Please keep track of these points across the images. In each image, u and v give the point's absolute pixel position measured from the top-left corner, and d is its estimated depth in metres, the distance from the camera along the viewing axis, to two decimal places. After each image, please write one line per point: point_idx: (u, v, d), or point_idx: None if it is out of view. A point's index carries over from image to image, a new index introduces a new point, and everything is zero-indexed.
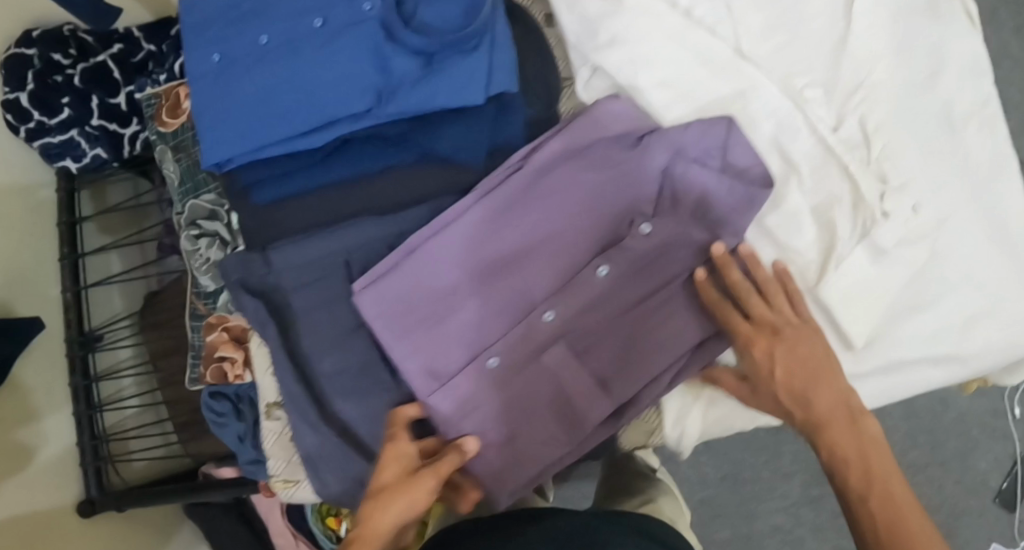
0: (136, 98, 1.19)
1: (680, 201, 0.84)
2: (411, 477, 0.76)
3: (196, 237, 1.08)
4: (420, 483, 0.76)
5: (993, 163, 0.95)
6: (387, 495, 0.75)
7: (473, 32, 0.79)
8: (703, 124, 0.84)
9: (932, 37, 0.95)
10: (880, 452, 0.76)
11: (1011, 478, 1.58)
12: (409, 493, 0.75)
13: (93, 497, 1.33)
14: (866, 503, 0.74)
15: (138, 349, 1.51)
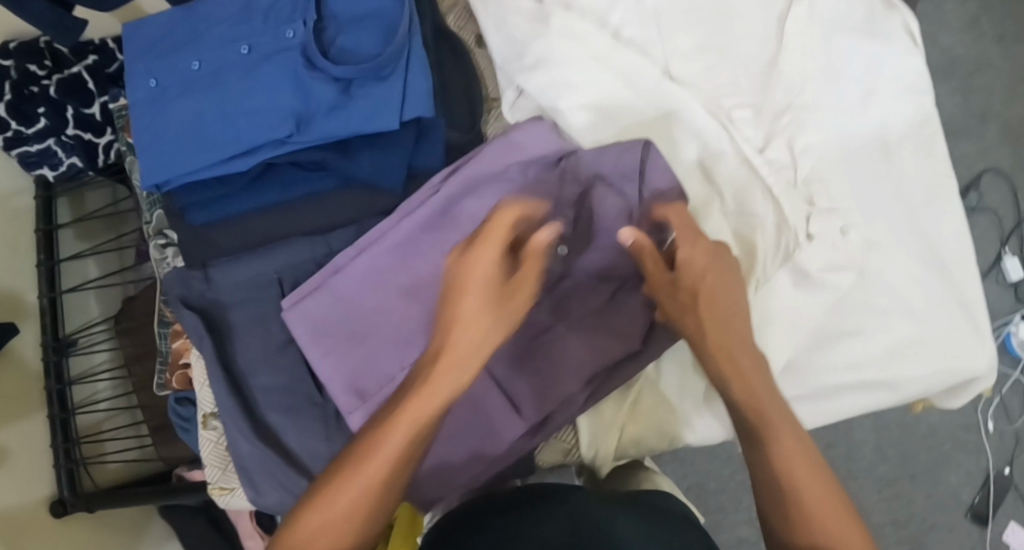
0: (110, 109, 1.13)
1: (596, 226, 0.85)
2: (496, 280, 0.71)
3: (163, 245, 1.07)
4: (514, 309, 0.72)
5: (931, 186, 0.94)
6: (467, 320, 0.70)
7: (390, 56, 0.84)
8: (621, 148, 0.84)
9: (872, 56, 0.93)
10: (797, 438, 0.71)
11: (984, 491, 1.48)
12: (502, 314, 0.71)
13: (65, 497, 1.20)
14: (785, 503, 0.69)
15: (115, 353, 1.35)
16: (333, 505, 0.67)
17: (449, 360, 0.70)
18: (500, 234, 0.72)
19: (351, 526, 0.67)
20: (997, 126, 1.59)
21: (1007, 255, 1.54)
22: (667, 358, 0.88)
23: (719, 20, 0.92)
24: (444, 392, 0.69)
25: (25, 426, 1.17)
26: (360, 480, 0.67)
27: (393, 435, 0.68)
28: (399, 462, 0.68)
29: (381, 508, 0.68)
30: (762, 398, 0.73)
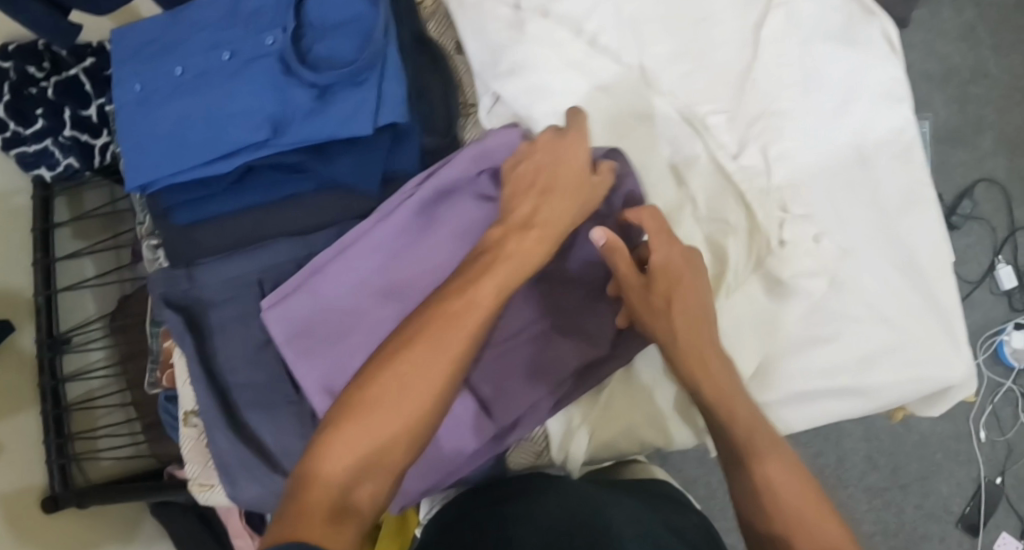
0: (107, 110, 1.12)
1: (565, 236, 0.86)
2: (581, 175, 0.78)
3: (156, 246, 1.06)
4: (591, 196, 0.79)
5: (908, 193, 0.92)
6: (557, 204, 0.77)
7: (365, 62, 0.86)
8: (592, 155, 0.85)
9: (848, 65, 0.93)
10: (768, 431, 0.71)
11: (975, 502, 1.43)
12: (580, 196, 0.78)
13: (57, 493, 1.14)
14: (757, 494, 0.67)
15: (112, 350, 1.27)
16: (406, 372, 0.66)
17: (538, 232, 0.75)
18: (580, 133, 0.79)
19: (422, 399, 0.65)
20: (992, 136, 1.54)
21: (1000, 265, 1.49)
22: (640, 363, 0.89)
23: (695, 27, 0.94)
24: (518, 263, 0.73)
25: (23, 420, 1.14)
26: (421, 355, 0.66)
27: (479, 288, 0.70)
28: (480, 325, 0.68)
29: (449, 382, 0.67)
30: (727, 398, 0.73)
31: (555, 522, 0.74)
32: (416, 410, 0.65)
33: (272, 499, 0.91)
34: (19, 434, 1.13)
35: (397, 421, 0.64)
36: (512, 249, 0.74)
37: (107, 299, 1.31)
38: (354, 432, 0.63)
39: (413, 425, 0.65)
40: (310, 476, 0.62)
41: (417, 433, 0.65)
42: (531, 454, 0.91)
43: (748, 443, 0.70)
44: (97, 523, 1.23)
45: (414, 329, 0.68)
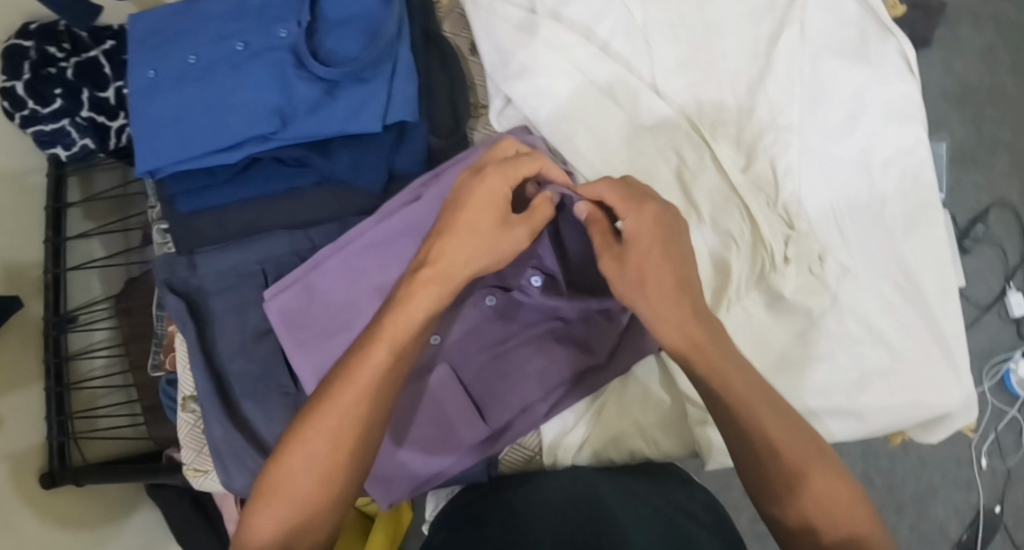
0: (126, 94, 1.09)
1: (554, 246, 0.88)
2: (495, 212, 0.77)
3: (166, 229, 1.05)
4: (509, 236, 0.78)
5: (914, 215, 0.90)
6: (458, 244, 0.77)
7: (372, 61, 0.88)
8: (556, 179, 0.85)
9: (859, 81, 0.92)
10: (792, 432, 0.74)
11: (973, 529, 1.39)
12: (494, 240, 0.77)
13: (55, 469, 1.11)
14: (787, 502, 0.72)
15: (118, 332, 1.25)
16: (310, 443, 0.73)
17: (431, 273, 0.77)
18: (516, 172, 0.78)
19: (327, 463, 0.72)
20: (1006, 158, 1.52)
21: (1011, 291, 1.46)
22: (633, 375, 0.91)
23: (706, 36, 0.94)
24: (424, 305, 0.76)
25: (22, 398, 1.09)
26: (325, 422, 0.73)
27: (377, 349, 0.75)
28: (374, 385, 0.74)
29: (349, 440, 0.73)
30: (752, 421, 0.73)
31: (566, 498, 0.78)
32: (323, 473, 0.72)
33: None
34: (22, 410, 1.09)
35: (304, 486, 0.72)
36: (414, 305, 0.76)
37: (112, 281, 1.27)
38: (271, 503, 0.72)
39: (326, 483, 0.72)
40: (245, 536, 0.72)
41: (328, 491, 0.72)
42: (521, 458, 0.91)
43: (777, 461, 0.73)
44: (92, 501, 1.18)
45: (321, 397, 0.74)
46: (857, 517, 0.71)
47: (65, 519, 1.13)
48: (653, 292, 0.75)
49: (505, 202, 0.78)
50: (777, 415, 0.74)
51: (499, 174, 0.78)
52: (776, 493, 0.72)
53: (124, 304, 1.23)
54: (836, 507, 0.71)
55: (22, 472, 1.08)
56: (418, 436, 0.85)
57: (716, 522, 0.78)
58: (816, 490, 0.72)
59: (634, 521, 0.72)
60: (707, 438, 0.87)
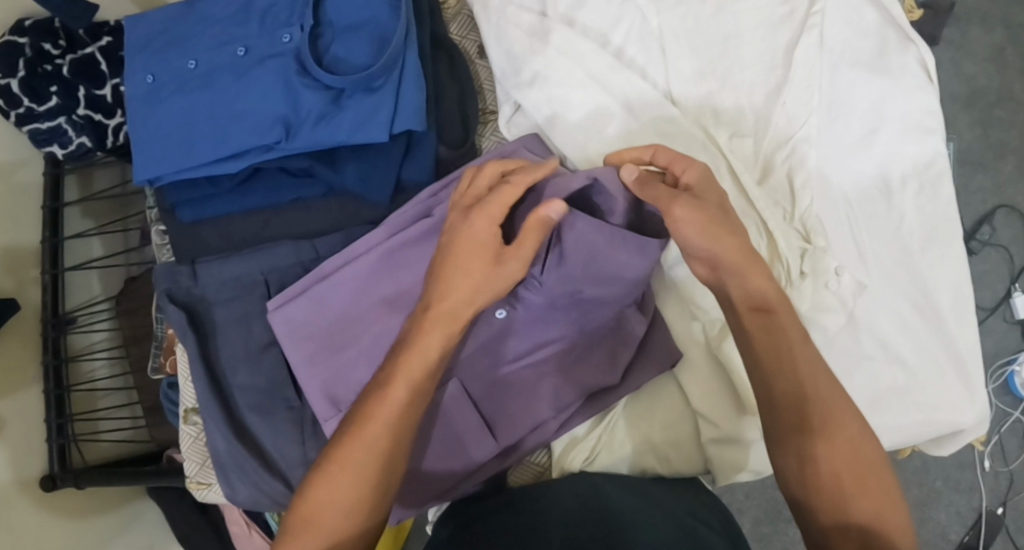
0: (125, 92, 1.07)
1: None
2: (479, 245, 0.75)
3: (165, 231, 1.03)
4: (501, 275, 0.75)
5: (928, 231, 0.90)
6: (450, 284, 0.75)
7: (380, 69, 0.85)
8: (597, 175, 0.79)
9: (876, 92, 0.91)
10: (845, 404, 0.72)
11: (974, 531, 1.39)
12: (490, 281, 0.75)
13: (55, 472, 1.08)
14: (813, 459, 0.70)
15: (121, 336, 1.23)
16: (332, 476, 0.69)
17: (433, 315, 0.75)
18: (498, 201, 0.76)
19: (352, 495, 0.69)
20: (1014, 161, 1.50)
21: (1016, 293, 1.44)
22: (645, 394, 0.89)
23: (722, 45, 0.92)
24: (433, 344, 0.74)
25: (23, 400, 1.06)
26: (343, 453, 0.70)
27: (392, 379, 0.72)
28: (394, 415, 0.71)
29: (373, 471, 0.69)
30: (810, 390, 0.72)
31: (576, 502, 0.78)
32: (348, 506, 0.68)
33: (266, 502, 0.90)
34: (22, 415, 1.06)
35: (331, 520, 0.68)
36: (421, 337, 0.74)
37: (112, 281, 1.24)
38: (296, 539, 0.68)
39: (355, 518, 0.69)
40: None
41: (353, 522, 0.68)
42: (531, 473, 0.90)
43: (823, 417, 0.71)
44: (94, 506, 1.16)
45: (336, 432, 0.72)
46: (882, 510, 0.68)
47: (66, 526, 1.10)
48: (722, 231, 0.74)
49: (494, 233, 0.76)
50: (824, 395, 0.72)
51: (483, 217, 0.76)
52: (802, 477, 0.71)
53: (125, 304, 1.21)
54: (866, 473, 0.70)
55: (22, 477, 1.05)
56: (430, 452, 0.84)
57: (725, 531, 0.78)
58: (861, 451, 0.70)
59: (641, 533, 0.71)
60: (720, 457, 0.86)
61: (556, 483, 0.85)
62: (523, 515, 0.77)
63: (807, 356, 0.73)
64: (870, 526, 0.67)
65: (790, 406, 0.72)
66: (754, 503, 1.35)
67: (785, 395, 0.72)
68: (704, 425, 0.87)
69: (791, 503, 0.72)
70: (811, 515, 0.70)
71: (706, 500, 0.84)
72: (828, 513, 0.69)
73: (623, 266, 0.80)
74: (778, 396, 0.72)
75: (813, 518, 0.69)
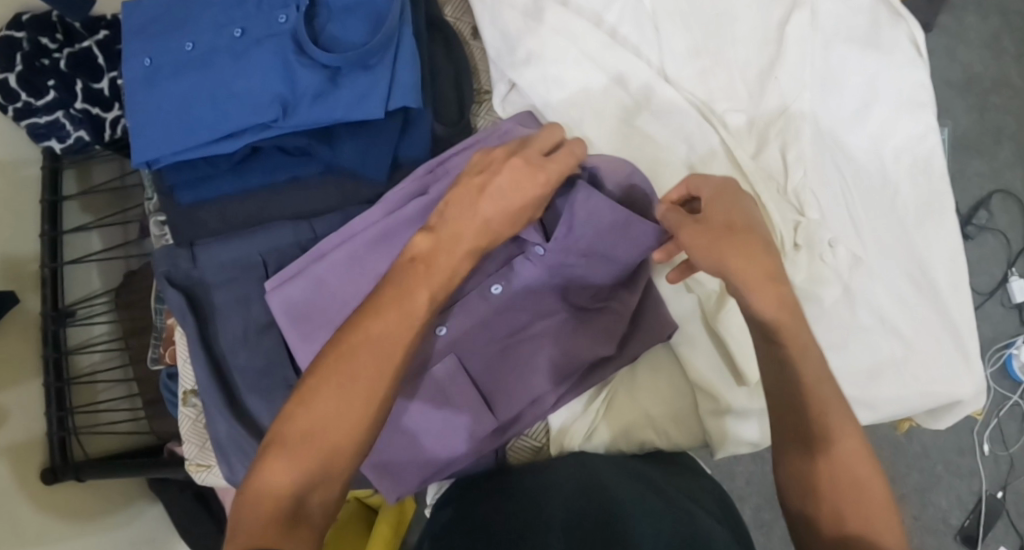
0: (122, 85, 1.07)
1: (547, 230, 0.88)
2: (523, 200, 0.77)
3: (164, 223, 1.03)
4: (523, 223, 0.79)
5: (921, 205, 0.91)
6: (480, 220, 0.76)
7: (375, 47, 0.86)
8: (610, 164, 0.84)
9: (871, 67, 0.91)
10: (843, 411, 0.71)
11: (974, 516, 1.38)
12: (515, 225, 0.78)
13: (58, 465, 1.08)
14: (810, 467, 0.70)
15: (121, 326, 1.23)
16: (345, 392, 0.66)
17: (466, 247, 0.75)
18: (555, 168, 0.79)
19: (359, 412, 0.66)
20: (1010, 147, 1.51)
21: (1013, 277, 1.44)
22: (643, 365, 0.90)
23: (715, 25, 0.93)
24: (447, 271, 0.74)
25: (24, 393, 1.06)
26: (357, 367, 0.67)
27: (414, 301, 0.71)
28: (409, 339, 0.70)
29: (385, 394, 0.67)
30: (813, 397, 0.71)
31: (575, 489, 0.77)
32: (355, 426, 0.66)
33: None
34: (22, 407, 1.06)
35: (335, 442, 0.65)
36: (442, 262, 0.74)
37: (112, 274, 1.23)
38: (294, 456, 0.64)
39: (357, 441, 0.66)
40: (254, 488, 0.63)
41: (355, 445, 0.66)
42: (529, 450, 0.90)
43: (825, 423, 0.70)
44: (95, 496, 1.16)
45: (345, 342, 0.68)
46: (877, 521, 0.67)
47: (67, 514, 1.10)
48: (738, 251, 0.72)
49: (536, 198, 0.78)
50: (823, 394, 0.71)
51: (533, 178, 0.78)
52: (803, 489, 0.70)
53: (124, 296, 1.20)
54: (859, 489, 0.68)
55: (23, 467, 1.05)
56: (424, 424, 0.84)
57: (724, 514, 0.78)
58: (858, 466, 0.69)
59: (642, 522, 0.70)
60: (719, 428, 0.87)
61: (555, 461, 0.85)
62: (522, 502, 0.77)
63: (811, 358, 0.71)
64: (867, 537, 0.66)
65: (792, 413, 0.71)
66: (755, 490, 1.35)
67: (788, 398, 0.71)
68: (703, 397, 0.87)
69: (790, 520, 0.71)
70: (813, 530, 0.68)
71: (696, 475, 0.85)
72: (828, 524, 0.68)
73: (617, 242, 0.83)
74: (779, 402, 0.72)
75: (810, 533, 0.69)
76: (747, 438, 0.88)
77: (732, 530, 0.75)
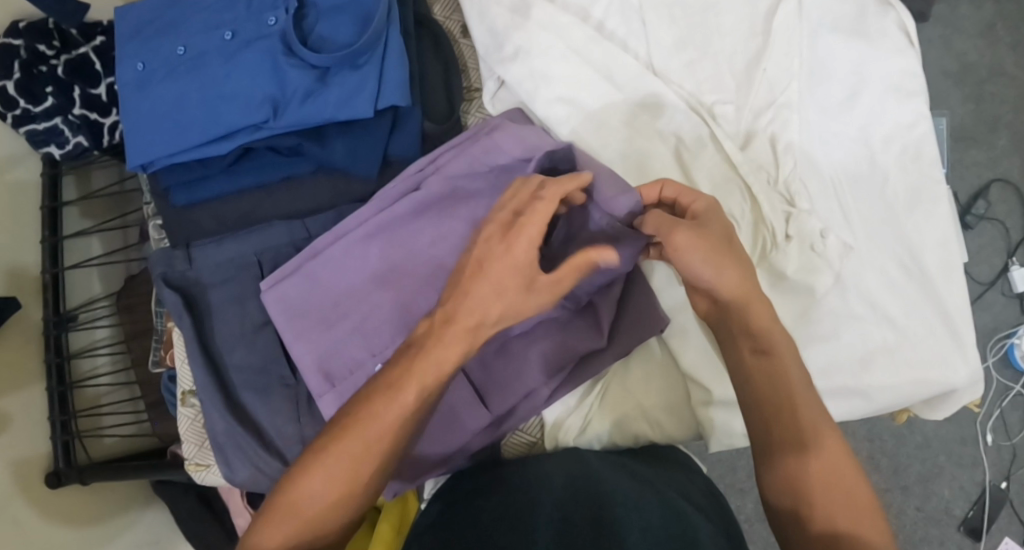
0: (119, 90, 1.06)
1: None
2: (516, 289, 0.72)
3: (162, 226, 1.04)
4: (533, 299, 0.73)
5: (911, 192, 0.91)
6: (475, 308, 0.72)
7: (364, 46, 0.87)
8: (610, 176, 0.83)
9: (857, 56, 0.92)
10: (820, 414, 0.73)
11: (978, 506, 1.38)
12: (516, 310, 0.73)
13: (61, 468, 1.08)
14: (792, 465, 0.71)
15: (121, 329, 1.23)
16: (329, 468, 0.69)
17: (461, 328, 0.72)
18: (535, 224, 0.73)
19: (343, 488, 0.69)
20: (1008, 136, 1.50)
21: (1014, 267, 1.44)
22: (636, 359, 0.90)
23: (702, 18, 0.93)
24: (451, 357, 0.72)
25: (25, 399, 1.06)
26: (345, 448, 0.70)
27: (407, 390, 0.70)
28: (403, 426, 0.70)
29: (370, 475, 0.70)
30: (792, 398, 0.73)
31: (565, 486, 0.77)
32: (339, 500, 0.70)
33: (265, 482, 0.90)
34: (23, 413, 1.06)
35: (318, 513, 0.69)
36: (440, 351, 0.72)
37: (113, 279, 1.24)
38: (283, 522, 0.69)
39: (342, 512, 0.70)
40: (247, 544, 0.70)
41: (340, 515, 0.70)
42: (524, 444, 0.91)
43: (807, 428, 0.71)
44: (96, 498, 1.16)
45: (341, 422, 0.71)
46: (861, 520, 0.68)
47: (70, 517, 1.10)
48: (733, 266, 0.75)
49: (528, 280, 0.73)
50: (804, 398, 0.73)
51: (519, 256, 0.72)
52: (791, 486, 0.70)
53: (124, 300, 1.21)
54: (840, 489, 0.69)
55: (26, 472, 1.05)
56: (431, 435, 0.85)
57: (714, 510, 0.78)
58: (841, 466, 0.70)
59: (632, 517, 0.70)
60: (710, 420, 0.88)
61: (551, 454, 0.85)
62: (510, 493, 0.77)
63: (791, 366, 0.74)
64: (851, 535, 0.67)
65: (773, 417, 0.72)
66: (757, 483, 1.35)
67: (770, 400, 0.73)
68: (694, 387, 0.88)
69: (777, 521, 0.71)
70: (801, 527, 0.69)
71: (687, 466, 0.86)
72: (816, 521, 0.69)
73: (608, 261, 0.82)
74: (759, 405, 0.73)
75: (797, 532, 0.69)
76: (739, 431, 0.88)
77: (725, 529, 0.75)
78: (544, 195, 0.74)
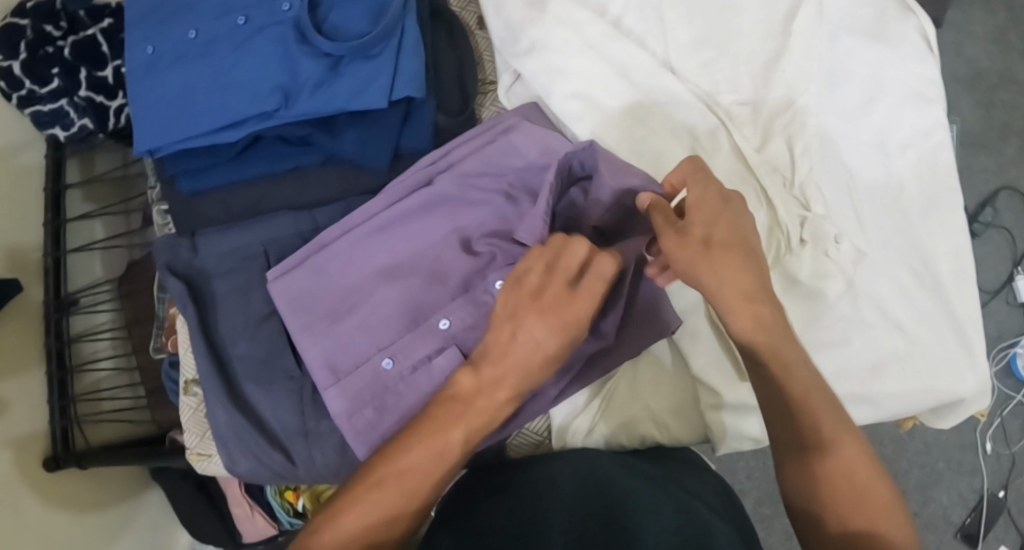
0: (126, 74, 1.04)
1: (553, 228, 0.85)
2: (562, 345, 0.72)
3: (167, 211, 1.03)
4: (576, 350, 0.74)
5: (926, 199, 0.90)
6: (514, 363, 0.73)
7: (378, 36, 0.86)
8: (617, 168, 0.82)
9: (875, 61, 0.91)
10: (835, 415, 0.74)
11: (976, 513, 1.38)
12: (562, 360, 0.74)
13: (59, 453, 1.07)
14: (811, 468, 0.73)
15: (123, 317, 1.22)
16: (366, 512, 0.71)
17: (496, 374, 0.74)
18: (590, 296, 0.72)
19: (378, 537, 0.71)
20: (1017, 144, 1.49)
21: (1019, 275, 1.43)
22: (645, 360, 0.90)
23: (720, 15, 0.92)
24: (493, 407, 0.74)
25: (24, 383, 1.05)
26: (382, 496, 0.71)
27: (449, 438, 0.73)
28: (440, 474, 0.72)
29: (405, 525, 0.72)
30: (799, 400, 0.74)
31: (577, 485, 0.76)
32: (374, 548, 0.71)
33: (266, 474, 0.88)
34: (22, 397, 1.04)
35: None
36: (481, 403, 0.74)
37: (115, 263, 1.23)
38: None
39: None
40: None
41: None
42: (529, 444, 0.90)
43: (821, 433, 0.74)
44: (94, 485, 1.14)
45: (375, 472, 0.72)
46: (880, 519, 0.71)
47: (66, 503, 1.09)
48: (725, 263, 0.72)
49: (574, 338, 0.73)
50: (819, 404, 0.74)
51: (569, 319, 0.71)
52: (809, 488, 0.73)
53: (128, 286, 1.20)
54: (855, 490, 0.72)
55: (23, 456, 1.03)
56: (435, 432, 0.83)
57: (727, 510, 0.78)
58: (858, 468, 0.73)
59: (646, 518, 0.71)
60: (720, 423, 0.87)
61: (559, 454, 0.83)
62: (523, 501, 0.75)
63: (799, 370, 0.74)
64: (871, 533, 0.71)
65: (789, 417, 0.74)
66: (756, 484, 1.35)
67: (786, 402, 0.74)
68: (703, 390, 0.88)
69: (794, 516, 0.75)
70: (821, 527, 0.73)
71: (696, 464, 0.85)
72: (833, 521, 0.72)
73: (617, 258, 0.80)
74: (772, 406, 0.75)
75: (816, 531, 0.73)
76: (748, 434, 0.88)
77: (738, 527, 0.75)
78: (593, 253, 0.72)
